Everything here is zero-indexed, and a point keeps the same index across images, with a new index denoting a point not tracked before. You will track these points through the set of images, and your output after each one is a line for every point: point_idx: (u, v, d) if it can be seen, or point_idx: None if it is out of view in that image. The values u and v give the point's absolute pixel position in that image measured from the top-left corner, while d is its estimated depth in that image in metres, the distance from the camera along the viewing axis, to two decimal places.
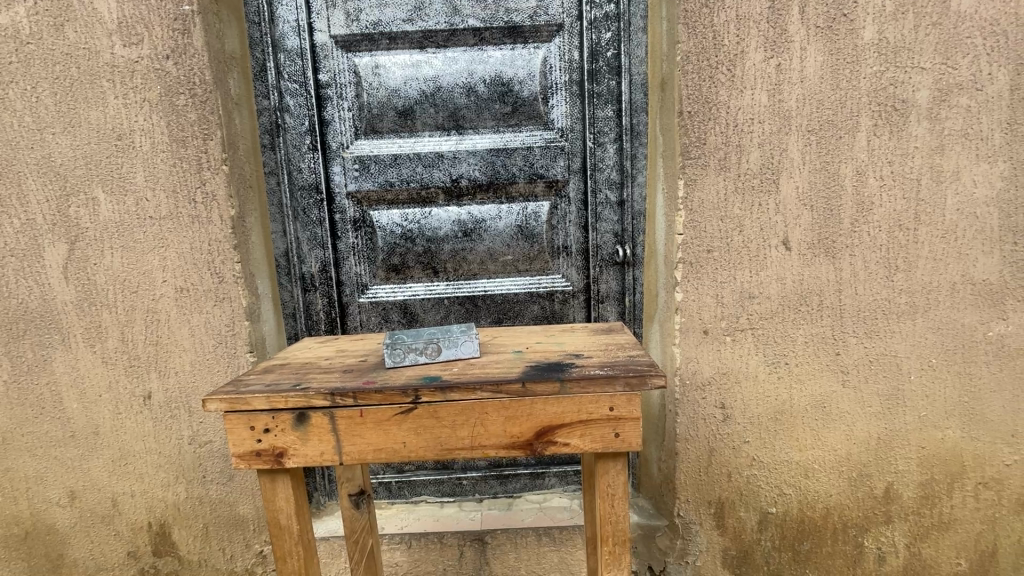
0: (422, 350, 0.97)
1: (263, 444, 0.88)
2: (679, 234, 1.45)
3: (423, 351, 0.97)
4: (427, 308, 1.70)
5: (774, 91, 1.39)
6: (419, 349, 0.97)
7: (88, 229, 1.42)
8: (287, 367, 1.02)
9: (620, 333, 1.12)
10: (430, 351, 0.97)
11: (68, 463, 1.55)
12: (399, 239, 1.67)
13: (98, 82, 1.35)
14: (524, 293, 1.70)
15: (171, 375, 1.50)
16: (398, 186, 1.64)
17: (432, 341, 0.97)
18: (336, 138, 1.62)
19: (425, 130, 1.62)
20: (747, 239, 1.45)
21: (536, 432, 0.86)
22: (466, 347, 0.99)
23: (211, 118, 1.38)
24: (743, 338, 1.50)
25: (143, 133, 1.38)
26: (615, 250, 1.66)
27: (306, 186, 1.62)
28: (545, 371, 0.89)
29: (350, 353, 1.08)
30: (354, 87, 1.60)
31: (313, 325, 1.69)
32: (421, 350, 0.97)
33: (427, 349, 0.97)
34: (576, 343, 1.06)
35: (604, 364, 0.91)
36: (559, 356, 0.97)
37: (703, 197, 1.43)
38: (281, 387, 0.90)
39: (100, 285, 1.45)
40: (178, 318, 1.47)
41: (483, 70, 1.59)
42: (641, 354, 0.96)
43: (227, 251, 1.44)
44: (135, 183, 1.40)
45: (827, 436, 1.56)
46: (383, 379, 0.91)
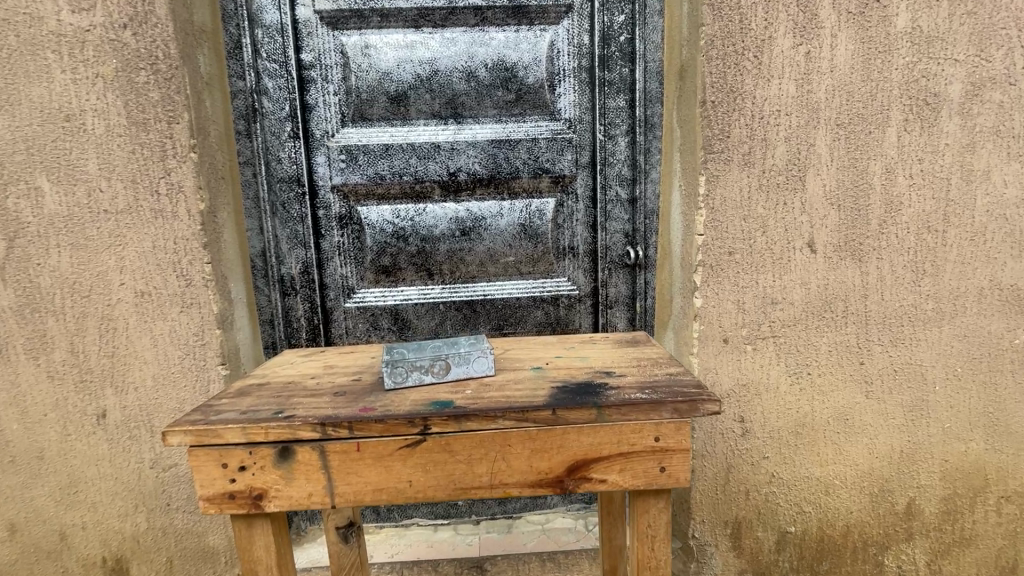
0: (427, 369, 0.83)
1: (237, 485, 0.72)
2: (699, 235, 1.33)
3: (428, 370, 0.83)
4: (420, 314, 1.55)
5: (803, 81, 1.29)
6: (424, 368, 0.83)
7: (30, 224, 1.23)
8: (266, 387, 0.86)
9: (647, 345, 1.00)
10: (437, 370, 0.83)
11: (6, 493, 1.34)
12: (390, 238, 1.52)
13: (42, 53, 1.17)
14: (526, 298, 1.57)
15: (130, 391, 1.32)
16: (389, 179, 1.49)
17: (438, 358, 0.83)
18: (321, 125, 1.45)
19: (420, 118, 1.47)
20: (770, 241, 1.35)
21: (568, 467, 0.72)
22: (478, 364, 0.85)
23: (177, 98, 1.20)
24: (765, 347, 1.40)
25: (96, 113, 1.19)
26: (625, 251, 1.56)
27: (286, 178, 1.45)
28: (577, 394, 0.76)
29: (340, 370, 0.93)
30: (341, 69, 1.44)
31: (294, 333, 1.53)
32: (426, 369, 0.83)
33: (434, 368, 0.83)
34: (602, 357, 0.93)
35: (643, 385, 0.78)
36: (586, 374, 0.85)
37: (725, 194, 1.32)
38: (260, 416, 0.74)
39: (45, 289, 1.26)
40: (137, 327, 1.28)
41: (485, 53, 1.45)
42: (681, 372, 0.83)
43: (196, 250, 1.26)
44: (86, 172, 1.21)
45: (849, 450, 1.47)
46: (384, 404, 0.76)
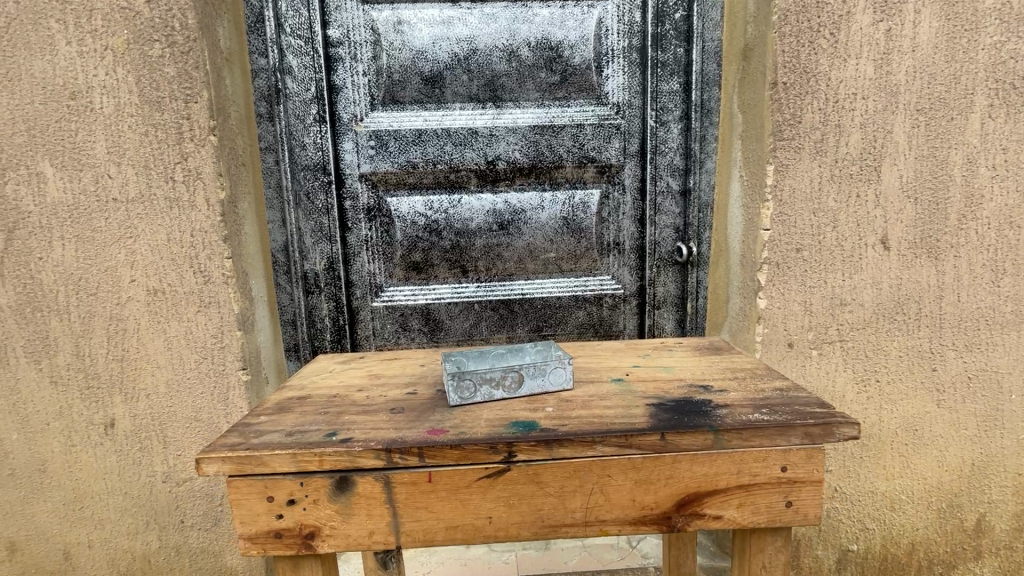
0: (496, 383, 0.72)
1: (285, 522, 0.61)
2: (766, 230, 1.20)
3: (498, 384, 0.72)
4: (453, 314, 1.44)
5: (882, 61, 1.16)
6: (492, 382, 0.71)
7: (31, 214, 1.11)
8: (309, 402, 0.75)
9: (733, 355, 0.88)
10: (507, 384, 0.72)
11: (6, 508, 1.22)
12: (422, 232, 1.40)
13: (45, 22, 1.04)
14: (568, 297, 1.45)
15: (141, 398, 1.20)
16: (422, 168, 1.37)
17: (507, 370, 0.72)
18: (348, 108, 1.33)
19: (456, 101, 1.35)
20: (841, 236, 1.22)
21: (677, 501, 0.62)
22: (554, 377, 0.74)
23: (196, 74, 1.08)
24: (832, 352, 1.26)
25: (105, 91, 1.07)
26: (675, 248, 1.45)
27: (311, 165, 1.33)
28: (683, 414, 0.64)
29: (391, 382, 0.82)
30: (371, 47, 1.31)
31: (318, 334, 1.41)
32: (495, 383, 0.72)
33: (503, 381, 0.72)
34: (688, 369, 0.82)
35: (756, 405, 0.67)
36: (680, 389, 0.73)
37: (795, 185, 1.19)
38: (311, 439, 0.63)
39: (48, 286, 1.14)
40: (150, 328, 1.17)
41: (528, 31, 1.33)
42: (792, 389, 0.72)
43: (215, 243, 1.14)
44: (94, 156, 1.09)
45: (916, 462, 1.32)
46: (455, 425, 0.65)
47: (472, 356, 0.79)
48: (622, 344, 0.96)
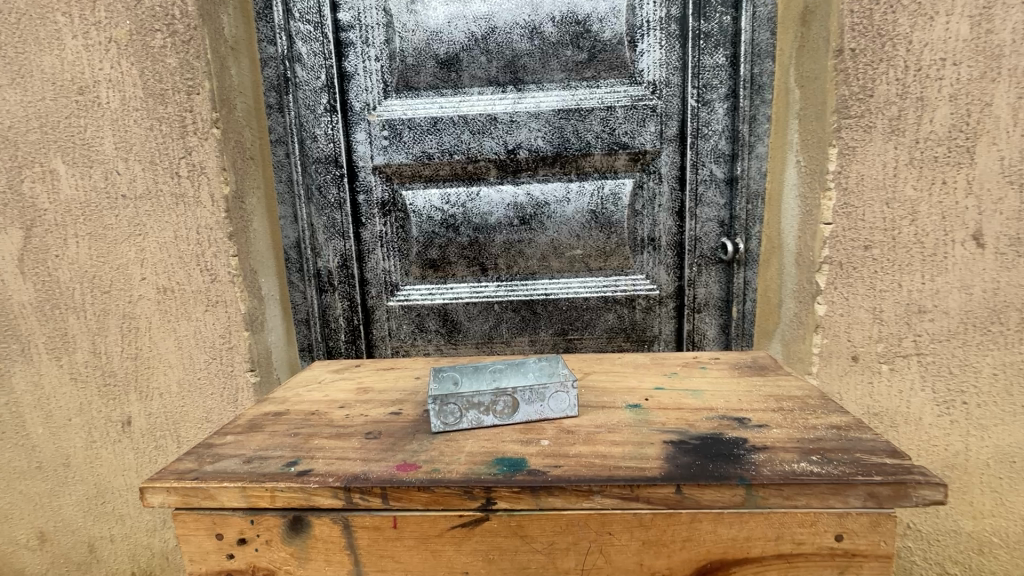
0: (485, 410, 0.61)
1: (237, 563, 0.54)
2: (827, 224, 1.03)
3: (488, 411, 0.61)
4: (472, 315, 1.35)
5: (983, 16, 0.94)
6: (481, 408, 0.61)
7: (47, 211, 1.10)
8: (284, 420, 0.68)
9: (778, 377, 0.74)
10: (499, 410, 0.61)
11: (36, 501, 1.24)
12: (438, 227, 1.32)
13: (52, 16, 1.02)
14: (596, 298, 1.33)
15: (155, 396, 1.17)
16: (438, 158, 1.28)
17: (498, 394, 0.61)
18: (360, 97, 1.27)
19: (474, 86, 1.25)
20: (921, 231, 1.00)
21: (694, 568, 0.50)
22: (555, 403, 0.63)
23: (197, 64, 1.03)
24: (906, 367, 1.05)
25: (110, 85, 1.04)
26: (719, 244, 1.30)
27: (322, 158, 1.28)
28: (708, 460, 0.52)
29: (378, 398, 0.73)
30: (384, 30, 1.24)
31: (332, 334, 1.36)
32: (485, 409, 0.61)
33: (494, 408, 0.61)
34: (722, 395, 0.68)
35: (803, 451, 0.53)
36: (708, 421, 0.61)
37: (864, 171, 1.01)
38: (268, 470, 0.55)
39: (64, 283, 1.13)
40: (161, 327, 1.13)
41: (552, 4, 1.21)
42: (852, 429, 0.57)
43: (221, 241, 1.09)
44: (102, 152, 1.07)
45: (1014, 502, 1.06)
46: (431, 460, 0.55)
47: (464, 373, 0.69)
48: (647, 358, 0.83)
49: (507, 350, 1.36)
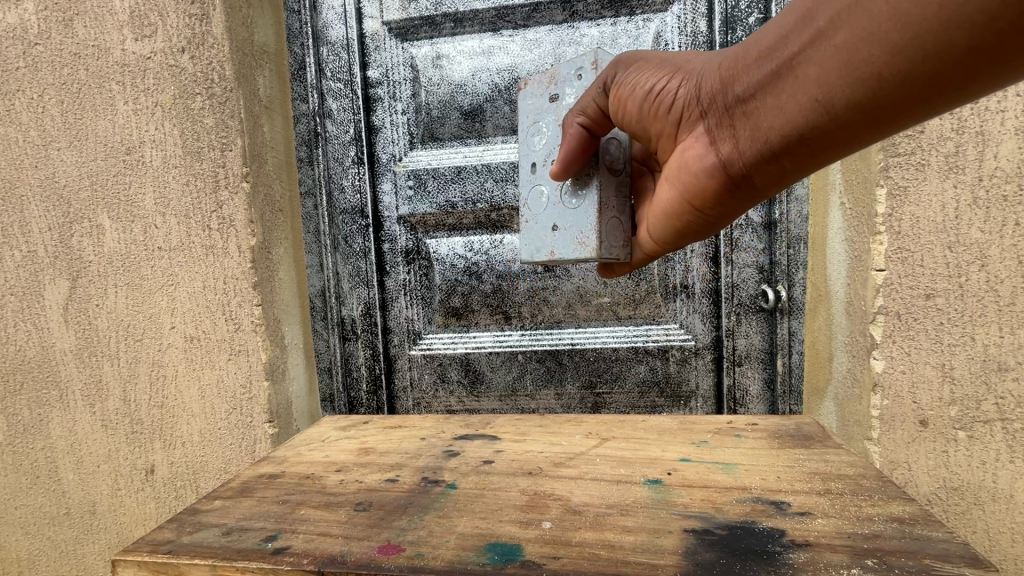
0: (580, 228, 0.73)
1: None
2: (880, 271, 0.90)
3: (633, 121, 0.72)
4: (494, 365, 1.30)
5: None
6: (566, 258, 0.82)
7: (91, 263, 1.14)
8: (276, 484, 0.64)
9: (828, 450, 0.64)
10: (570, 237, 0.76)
11: (62, 548, 1.24)
12: (461, 275, 1.30)
13: (107, 85, 1.09)
14: (624, 349, 1.25)
15: (178, 445, 1.17)
16: (462, 207, 1.28)
17: (608, 137, 0.73)
18: (387, 148, 1.30)
19: (497, 135, 1.26)
20: (994, 277, 0.86)
21: None
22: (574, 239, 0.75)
23: (231, 123, 1.07)
24: (988, 434, 0.88)
25: (154, 145, 1.10)
26: (759, 291, 1.20)
27: (349, 209, 1.31)
28: (736, 561, 0.45)
29: (378, 461, 0.68)
30: (411, 84, 1.28)
31: (353, 383, 1.35)
32: (610, 191, 0.73)
33: (594, 259, 0.74)
34: (759, 471, 0.60)
35: (855, 553, 0.46)
36: (739, 510, 0.53)
37: (920, 213, 0.88)
38: (244, 545, 0.51)
39: (102, 332, 1.16)
40: (186, 375, 1.15)
41: (575, 54, 1.20)
42: (919, 524, 0.49)
43: (246, 291, 1.11)
44: (143, 207, 1.11)
45: None
46: (417, 541, 0.50)
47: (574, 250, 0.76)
48: (674, 422, 0.75)
49: (532, 403, 1.30)
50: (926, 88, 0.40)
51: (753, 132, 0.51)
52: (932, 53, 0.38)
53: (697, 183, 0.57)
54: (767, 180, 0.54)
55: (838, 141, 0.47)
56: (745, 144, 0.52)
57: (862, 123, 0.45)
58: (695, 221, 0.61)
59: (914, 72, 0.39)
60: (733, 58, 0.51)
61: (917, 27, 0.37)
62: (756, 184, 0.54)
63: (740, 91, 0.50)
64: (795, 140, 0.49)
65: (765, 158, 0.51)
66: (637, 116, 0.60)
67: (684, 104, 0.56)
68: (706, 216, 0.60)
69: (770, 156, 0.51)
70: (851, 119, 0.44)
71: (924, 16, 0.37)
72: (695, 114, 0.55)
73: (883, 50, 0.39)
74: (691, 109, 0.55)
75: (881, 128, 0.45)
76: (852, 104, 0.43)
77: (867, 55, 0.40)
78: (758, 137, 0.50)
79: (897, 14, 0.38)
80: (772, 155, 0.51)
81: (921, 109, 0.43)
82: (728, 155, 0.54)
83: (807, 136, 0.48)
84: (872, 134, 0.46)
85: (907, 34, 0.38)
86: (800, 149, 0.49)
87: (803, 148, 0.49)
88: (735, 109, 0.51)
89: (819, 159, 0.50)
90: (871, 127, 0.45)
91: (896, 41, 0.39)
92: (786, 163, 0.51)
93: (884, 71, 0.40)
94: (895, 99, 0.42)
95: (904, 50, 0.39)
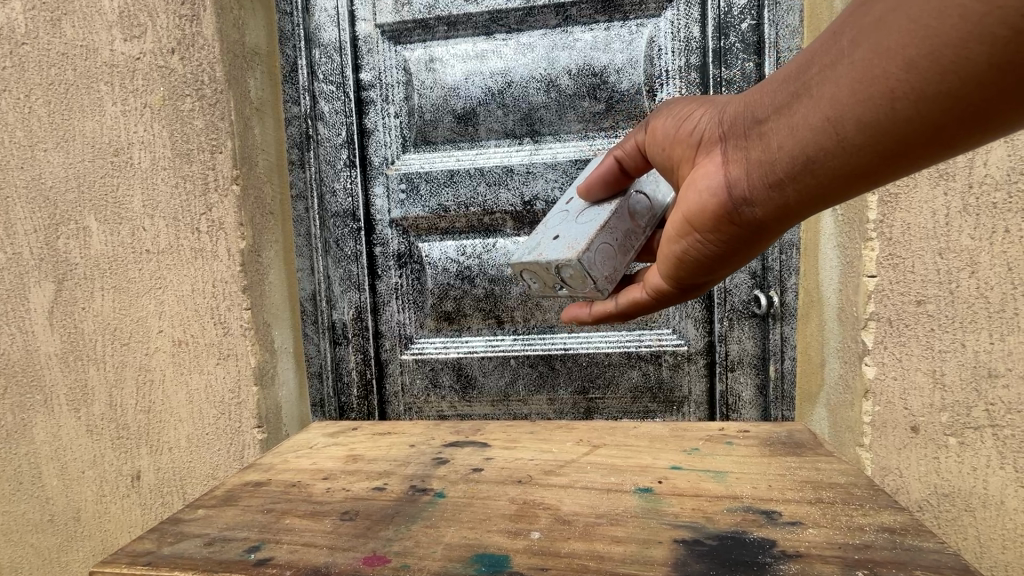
0: (577, 237, 0.75)
1: None
2: (871, 277, 0.90)
3: (664, 188, 0.80)
4: (486, 370, 1.29)
5: None
6: (549, 279, 0.82)
7: (77, 265, 1.13)
8: (261, 492, 0.63)
9: (819, 458, 0.64)
10: (559, 246, 0.77)
11: (45, 555, 1.22)
12: (454, 279, 1.29)
13: (95, 86, 1.08)
14: (617, 354, 1.24)
15: (165, 450, 1.15)
16: (454, 211, 1.27)
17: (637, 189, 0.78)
18: (380, 151, 1.29)
19: (490, 139, 1.25)
20: (984, 284, 0.86)
21: None
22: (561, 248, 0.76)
23: (221, 125, 1.06)
24: (978, 440, 0.88)
25: (143, 146, 1.08)
26: (752, 297, 1.20)
27: (340, 212, 1.30)
28: (726, 572, 0.45)
29: (366, 469, 0.67)
30: (404, 87, 1.27)
31: (344, 388, 1.34)
32: (621, 226, 0.76)
33: (574, 266, 0.73)
34: (750, 479, 0.60)
35: (846, 564, 0.45)
36: (729, 519, 0.52)
37: (910, 219, 0.88)
38: (226, 556, 0.50)
39: (88, 335, 1.14)
40: (173, 380, 1.13)
41: (568, 58, 1.20)
42: (909, 534, 0.48)
43: (236, 294, 1.09)
44: (131, 210, 1.10)
45: None
46: (403, 552, 0.49)
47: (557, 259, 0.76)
48: (666, 429, 0.74)
49: (524, 408, 1.29)
50: (942, 111, 0.38)
51: (761, 153, 0.49)
52: (949, 70, 0.36)
53: (698, 205, 0.55)
54: (771, 209, 0.51)
55: (847, 168, 0.45)
56: (752, 166, 0.50)
57: (874, 147, 0.42)
58: (694, 249, 0.58)
59: (929, 91, 0.38)
60: (759, 86, 0.51)
61: (935, 41, 0.36)
62: (757, 214, 0.52)
63: (758, 114, 0.49)
64: (802, 164, 0.47)
65: (770, 182, 0.49)
66: (666, 139, 0.61)
67: (705, 127, 0.55)
68: (705, 244, 0.57)
69: (775, 182, 0.49)
70: (861, 142, 0.42)
71: (942, 29, 0.35)
72: (713, 138, 0.55)
73: (899, 65, 0.38)
74: (711, 134, 0.55)
75: (893, 157, 0.43)
76: (864, 125, 0.41)
77: (882, 71, 0.39)
78: (765, 159, 0.49)
79: (916, 27, 0.37)
80: (777, 180, 0.49)
81: (937, 139, 0.40)
82: (732, 177, 0.52)
83: (815, 159, 0.45)
84: (883, 165, 0.43)
85: (924, 48, 0.37)
86: (808, 175, 0.47)
87: (809, 175, 0.47)
88: (751, 132, 0.50)
89: (827, 191, 0.48)
90: (882, 156, 0.43)
91: (913, 55, 0.37)
92: (791, 192, 0.49)
93: (898, 89, 0.39)
94: (908, 122, 0.40)
95: (920, 66, 0.37)
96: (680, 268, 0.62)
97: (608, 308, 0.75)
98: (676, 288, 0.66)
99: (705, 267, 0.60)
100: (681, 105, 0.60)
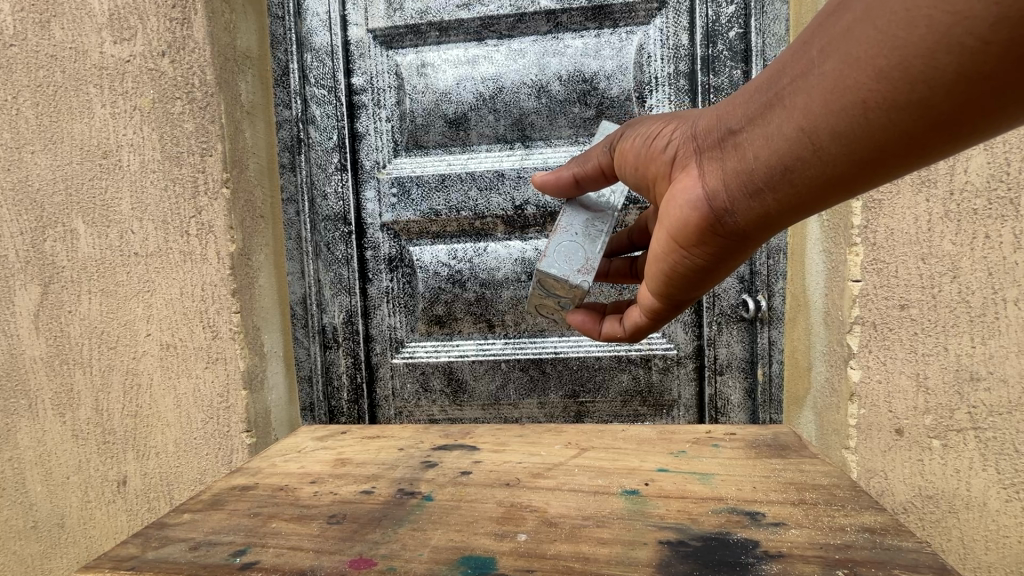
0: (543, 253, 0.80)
1: None
2: (856, 281, 0.92)
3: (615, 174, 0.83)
4: (477, 373, 1.29)
5: None
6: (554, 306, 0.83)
7: (64, 269, 1.12)
8: (248, 497, 0.62)
9: (804, 460, 0.65)
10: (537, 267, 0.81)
11: (29, 562, 1.20)
12: (445, 283, 1.29)
13: (84, 88, 1.07)
14: (607, 358, 1.25)
15: (151, 455, 1.14)
16: (445, 215, 1.27)
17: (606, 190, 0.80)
18: (371, 155, 1.30)
19: (481, 143, 1.26)
20: (966, 288, 0.87)
21: None
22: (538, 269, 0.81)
23: (211, 128, 1.06)
24: (961, 442, 0.89)
25: (132, 149, 1.08)
26: (740, 301, 1.22)
27: (331, 216, 1.30)
28: (710, 573, 0.45)
29: (354, 472, 0.67)
30: (395, 92, 1.27)
31: (334, 392, 1.33)
32: (578, 223, 0.78)
33: (545, 276, 0.77)
34: (735, 481, 0.60)
35: (827, 564, 0.46)
36: (713, 520, 0.53)
37: (893, 225, 0.90)
38: (212, 560, 0.50)
39: (74, 339, 1.13)
40: (161, 384, 1.12)
41: (558, 64, 1.21)
42: (889, 534, 0.49)
43: (224, 297, 1.09)
44: (119, 213, 1.09)
45: None
46: (390, 554, 0.49)
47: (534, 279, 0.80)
48: (654, 432, 0.75)
49: (515, 412, 1.29)
50: (915, 119, 0.39)
51: (739, 164, 0.50)
52: (920, 80, 0.36)
53: (681, 219, 0.55)
54: (752, 217, 0.52)
55: (827, 177, 0.45)
56: (730, 177, 0.51)
57: (849, 156, 0.43)
58: (682, 261, 0.59)
59: (902, 101, 0.38)
60: (731, 98, 0.52)
61: (904, 51, 0.36)
62: (739, 223, 0.53)
63: (733, 125, 0.50)
64: (780, 174, 0.47)
65: (750, 192, 0.50)
66: (638, 156, 0.62)
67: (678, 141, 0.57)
68: (692, 257, 0.58)
69: (753, 192, 0.50)
70: (837, 152, 0.43)
71: (910, 39, 0.36)
72: (690, 150, 0.56)
73: (870, 76, 0.38)
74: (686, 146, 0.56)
75: (871, 165, 0.43)
76: (839, 135, 0.42)
77: (854, 81, 0.40)
78: (742, 169, 0.50)
79: (884, 38, 0.37)
80: (756, 190, 0.49)
81: (912, 146, 0.40)
82: (713, 189, 0.52)
83: (793, 168, 0.46)
84: (861, 173, 0.44)
85: (894, 59, 0.37)
86: (786, 184, 0.48)
87: (789, 184, 0.47)
88: (725, 143, 0.51)
89: (807, 198, 0.48)
90: (860, 165, 0.43)
91: (883, 65, 0.38)
92: (771, 201, 0.49)
93: (871, 99, 0.39)
94: (883, 130, 0.40)
95: (891, 76, 0.38)
96: (667, 281, 0.63)
97: (615, 330, 0.76)
98: (666, 301, 0.66)
99: (694, 278, 0.61)
100: (651, 120, 0.61)
